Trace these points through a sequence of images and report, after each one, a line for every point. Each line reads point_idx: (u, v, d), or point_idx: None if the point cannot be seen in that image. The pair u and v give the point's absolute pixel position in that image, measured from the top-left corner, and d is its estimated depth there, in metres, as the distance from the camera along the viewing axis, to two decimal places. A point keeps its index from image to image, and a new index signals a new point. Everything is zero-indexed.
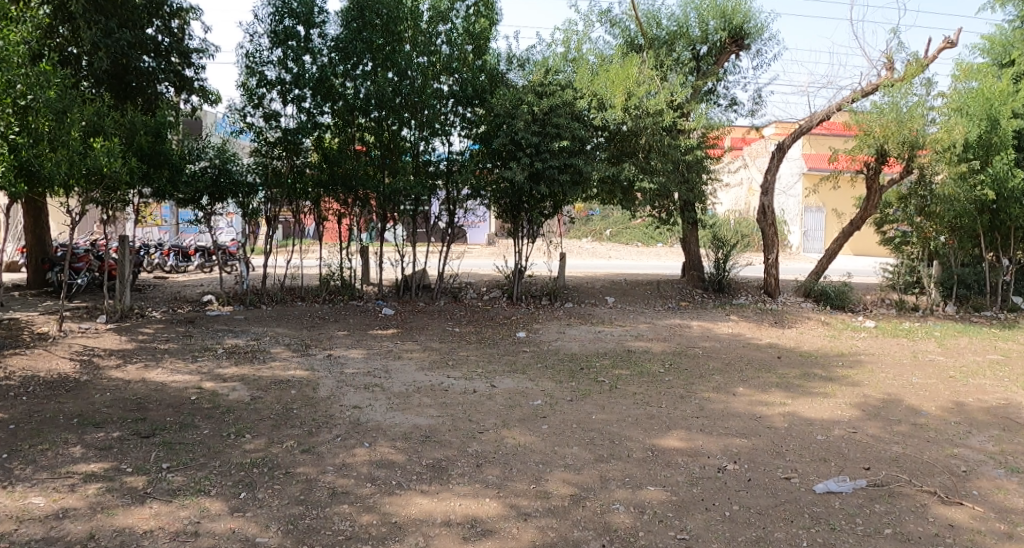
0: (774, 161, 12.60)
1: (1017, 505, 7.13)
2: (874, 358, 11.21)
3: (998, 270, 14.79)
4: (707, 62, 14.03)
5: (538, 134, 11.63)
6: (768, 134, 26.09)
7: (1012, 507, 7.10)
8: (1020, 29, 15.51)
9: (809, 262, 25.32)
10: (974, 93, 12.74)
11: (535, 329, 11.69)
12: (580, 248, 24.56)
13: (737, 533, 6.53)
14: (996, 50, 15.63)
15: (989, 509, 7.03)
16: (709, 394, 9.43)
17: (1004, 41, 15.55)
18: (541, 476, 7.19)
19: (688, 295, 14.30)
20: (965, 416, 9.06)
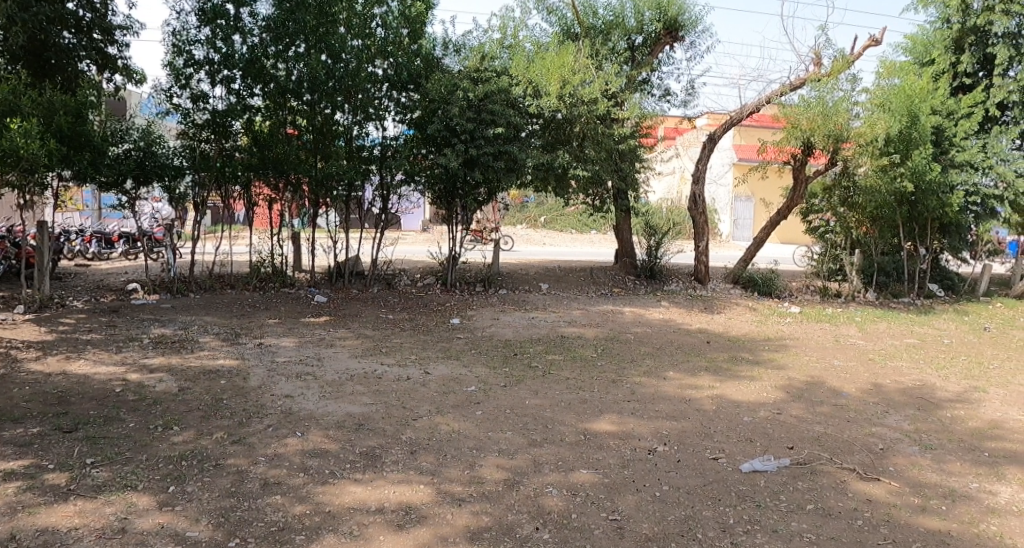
0: (705, 153, 12.76)
1: (929, 480, 7.39)
2: (799, 343, 11.61)
3: (915, 259, 15.32)
4: (643, 53, 14.26)
5: (473, 120, 11.72)
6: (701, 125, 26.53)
7: (924, 482, 7.36)
8: (940, 29, 16.27)
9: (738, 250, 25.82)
10: (896, 90, 13.15)
11: (469, 316, 11.65)
12: (514, 234, 24.61)
13: (667, 513, 6.61)
14: (918, 50, 16.36)
15: (905, 484, 7.27)
16: (640, 378, 9.59)
17: (924, 42, 16.30)
18: (474, 462, 7.17)
19: (621, 282, 14.45)
20: (883, 398, 9.56)
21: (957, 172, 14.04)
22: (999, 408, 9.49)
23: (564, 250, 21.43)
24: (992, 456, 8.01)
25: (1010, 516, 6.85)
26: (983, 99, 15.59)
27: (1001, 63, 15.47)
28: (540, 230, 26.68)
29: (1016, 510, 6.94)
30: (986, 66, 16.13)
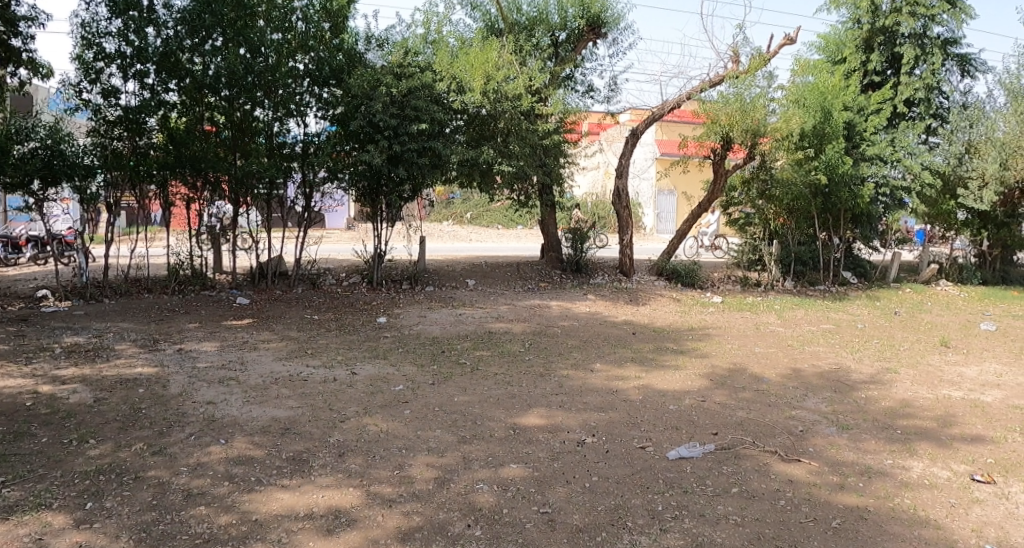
0: (628, 148, 12.96)
1: (846, 459, 7.69)
2: (721, 331, 11.92)
3: (830, 248, 15.87)
4: (566, 48, 14.29)
5: (396, 116, 11.63)
6: (624, 120, 26.98)
7: (841, 460, 7.65)
8: (851, 30, 16.61)
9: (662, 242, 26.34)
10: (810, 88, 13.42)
11: (395, 314, 11.58)
12: (441, 230, 24.51)
13: (598, 503, 6.71)
14: (830, 48, 16.56)
15: (824, 464, 7.54)
16: (568, 371, 9.70)
17: (836, 41, 16.51)
18: (403, 462, 7.16)
19: (547, 276, 14.57)
20: (802, 382, 9.91)
21: (868, 165, 14.66)
22: (909, 388, 9.94)
23: (491, 245, 21.49)
24: (903, 434, 8.39)
25: (922, 489, 7.18)
26: (891, 96, 16.24)
27: (907, 62, 16.15)
28: (467, 225, 26.69)
29: (927, 483, 7.27)
30: (893, 65, 16.80)
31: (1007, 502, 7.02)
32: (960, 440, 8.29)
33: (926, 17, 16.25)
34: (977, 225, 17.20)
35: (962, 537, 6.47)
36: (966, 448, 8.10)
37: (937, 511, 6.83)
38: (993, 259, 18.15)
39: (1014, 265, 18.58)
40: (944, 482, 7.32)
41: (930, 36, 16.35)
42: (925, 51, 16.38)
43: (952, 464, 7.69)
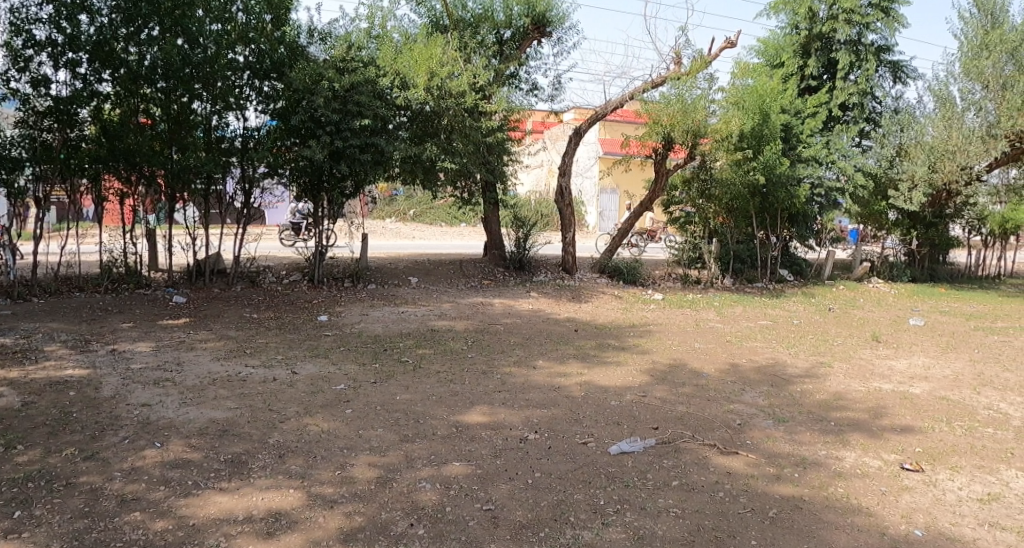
0: (571, 146, 13.02)
1: (783, 451, 7.90)
2: (661, 328, 12.11)
3: (767, 247, 16.24)
4: (510, 47, 14.25)
5: (339, 111, 11.51)
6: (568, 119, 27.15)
7: (778, 452, 7.85)
8: (788, 35, 17.23)
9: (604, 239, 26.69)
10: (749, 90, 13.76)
11: (337, 312, 11.47)
12: (384, 227, 24.33)
13: (540, 499, 6.76)
14: (769, 52, 17.24)
15: (761, 456, 7.73)
16: (510, 369, 9.75)
17: (775, 45, 17.19)
18: (345, 462, 7.11)
19: (491, 274, 14.58)
20: (740, 376, 10.13)
21: (804, 166, 15.11)
22: (842, 381, 10.25)
23: (434, 243, 21.43)
24: (836, 425, 8.65)
25: (854, 478, 7.41)
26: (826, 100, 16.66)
27: (843, 68, 16.56)
28: (410, 223, 26.60)
29: (859, 473, 7.51)
30: (830, 70, 17.21)
31: (935, 489, 7.29)
32: (891, 431, 8.57)
33: (860, 24, 16.69)
34: (908, 225, 17.88)
35: (892, 523, 6.68)
36: (896, 438, 8.38)
37: (868, 498, 7.04)
38: (922, 258, 18.82)
39: (941, 263, 19.35)
40: (875, 471, 7.57)
41: (864, 43, 16.77)
42: (860, 57, 16.82)
43: (883, 454, 7.96)
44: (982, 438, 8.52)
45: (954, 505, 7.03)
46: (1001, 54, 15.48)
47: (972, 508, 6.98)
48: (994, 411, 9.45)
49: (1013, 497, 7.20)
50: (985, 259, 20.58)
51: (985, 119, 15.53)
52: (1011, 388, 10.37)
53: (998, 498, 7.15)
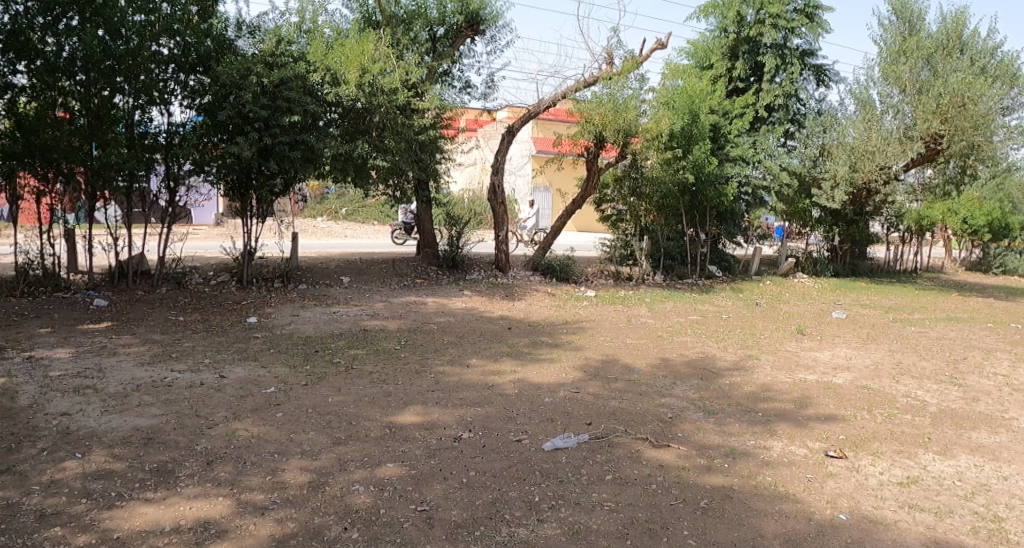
0: (504, 144, 12.99)
1: (712, 442, 8.08)
2: (594, 324, 12.25)
3: (696, 243, 16.66)
4: (444, 44, 14.20)
5: (267, 107, 11.29)
6: (501, 117, 27.15)
7: (708, 444, 8.03)
8: (718, 38, 17.50)
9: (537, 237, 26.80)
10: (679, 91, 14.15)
11: (266, 313, 11.26)
12: (315, 226, 23.96)
13: (475, 497, 6.77)
14: (699, 54, 17.41)
15: (691, 448, 7.90)
16: (443, 367, 9.73)
17: (705, 48, 17.39)
18: (276, 467, 7.00)
19: (424, 272, 14.50)
20: (670, 371, 10.33)
21: (732, 165, 15.63)
22: (769, 373, 10.54)
23: (366, 241, 21.18)
24: (764, 416, 8.90)
25: (782, 467, 7.63)
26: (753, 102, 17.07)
27: (769, 70, 17.02)
28: (342, 221, 26.27)
29: (786, 462, 7.73)
30: (756, 73, 17.67)
31: (858, 475, 7.56)
32: (815, 420, 8.86)
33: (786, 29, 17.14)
34: (830, 222, 18.53)
35: (818, 509, 6.89)
36: (821, 426, 8.67)
37: (795, 486, 7.26)
38: (844, 253, 19.52)
39: (861, 258, 20.10)
40: (801, 460, 7.81)
41: (789, 47, 17.21)
42: (785, 60, 17.26)
43: (808, 442, 8.22)
44: (901, 424, 8.87)
45: (876, 489, 7.30)
46: (918, 60, 16.13)
47: (893, 491, 7.26)
48: (912, 398, 9.85)
49: (930, 480, 7.52)
50: (903, 254, 21.41)
51: (902, 121, 16.08)
52: (927, 376, 10.83)
53: (916, 481, 7.45)
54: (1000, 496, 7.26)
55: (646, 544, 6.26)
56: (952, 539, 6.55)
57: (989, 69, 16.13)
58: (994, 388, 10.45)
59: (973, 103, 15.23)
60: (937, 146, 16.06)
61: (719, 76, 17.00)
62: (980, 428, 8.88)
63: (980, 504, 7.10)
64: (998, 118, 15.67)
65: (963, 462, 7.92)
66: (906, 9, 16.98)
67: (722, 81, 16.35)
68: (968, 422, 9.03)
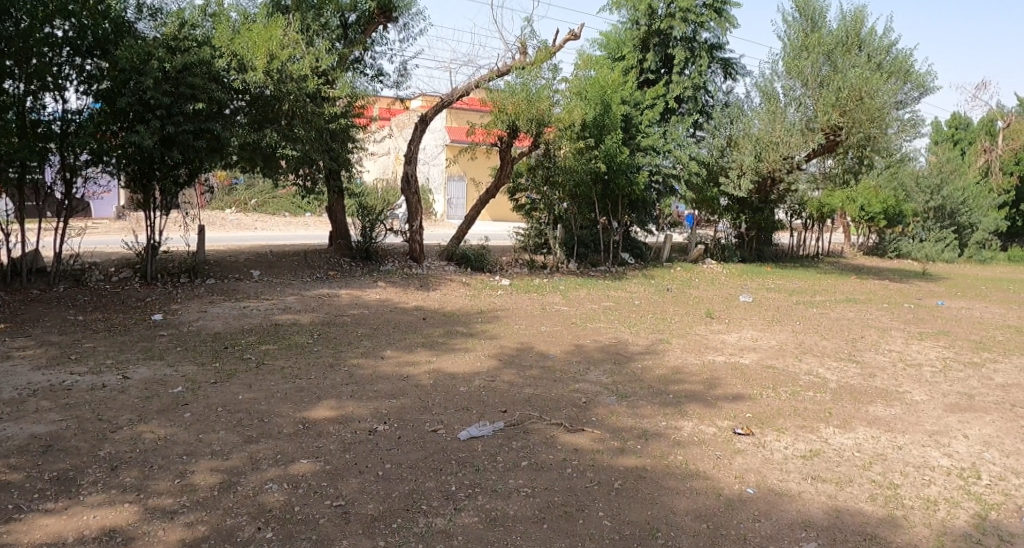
0: (418, 133, 12.88)
1: (625, 425, 8.28)
2: (509, 313, 12.35)
3: (609, 232, 16.95)
4: (356, 30, 14.03)
5: (170, 94, 10.90)
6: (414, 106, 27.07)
7: (621, 427, 8.22)
8: (628, 30, 17.76)
9: (452, 228, 26.76)
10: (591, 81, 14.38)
11: (172, 310, 10.92)
12: (223, 218, 23.26)
13: (391, 490, 6.76)
14: (611, 46, 17.69)
15: (605, 431, 8.08)
16: (357, 360, 9.67)
17: (617, 40, 17.64)
18: (185, 470, 6.84)
19: (336, 264, 14.30)
20: (584, 356, 10.52)
21: (643, 155, 16.00)
22: (680, 356, 10.86)
23: (277, 233, 20.70)
24: (674, 398, 9.17)
25: (692, 446, 7.88)
26: (663, 93, 17.44)
27: (678, 62, 17.43)
28: (252, 213, 25.61)
29: (696, 441, 7.99)
30: (666, 65, 18.09)
31: (764, 450, 7.87)
32: (723, 400, 9.18)
33: (696, 23, 17.55)
34: (737, 210, 19.16)
35: (727, 484, 7.14)
36: (728, 406, 8.99)
37: (705, 464, 7.51)
38: (750, 240, 20.25)
39: (767, 244, 20.88)
40: (711, 438, 8.09)
41: (698, 41, 17.64)
42: (694, 54, 17.71)
43: (717, 421, 8.52)
44: (803, 401, 9.28)
45: (781, 463, 7.62)
46: (819, 55, 16.67)
47: (797, 464, 7.59)
48: (814, 376, 10.32)
49: (831, 452, 7.90)
50: (805, 240, 22.32)
51: (804, 114, 16.68)
52: (828, 354, 11.36)
53: (818, 454, 7.81)
54: (895, 465, 7.68)
55: (562, 527, 6.38)
56: (851, 507, 6.88)
57: (884, 66, 16.65)
58: (889, 363, 11.05)
59: (870, 98, 15.82)
60: (836, 137, 16.67)
61: (629, 67, 17.32)
62: (877, 401, 9.37)
63: (877, 473, 7.49)
64: (893, 112, 16.33)
65: (861, 435, 8.34)
66: (808, 7, 17.46)
67: (632, 73, 16.76)
68: (865, 397, 9.51)
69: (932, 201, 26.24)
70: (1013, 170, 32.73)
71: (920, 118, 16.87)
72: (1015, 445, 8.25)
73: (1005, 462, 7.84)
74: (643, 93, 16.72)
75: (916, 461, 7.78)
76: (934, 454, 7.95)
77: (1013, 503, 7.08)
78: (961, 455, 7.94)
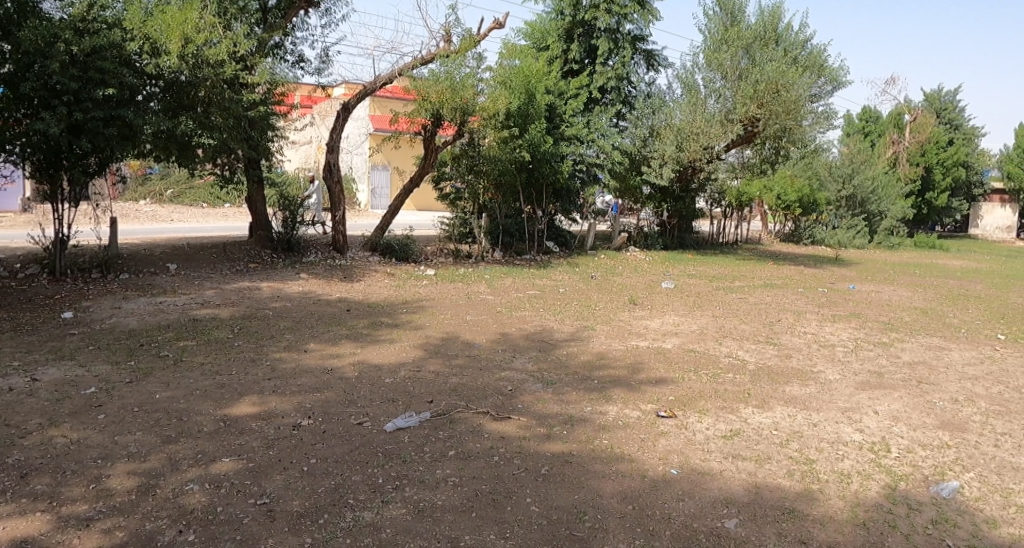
0: (340, 121, 12.68)
1: (551, 411, 8.38)
2: (434, 303, 12.31)
3: (534, 221, 17.06)
4: (275, 15, 13.76)
5: (78, 79, 10.37)
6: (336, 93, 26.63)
7: (547, 413, 8.31)
8: (553, 20, 17.85)
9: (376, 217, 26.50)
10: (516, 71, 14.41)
11: (83, 307, 10.50)
12: (137, 209, 22.44)
13: (317, 485, 6.67)
14: (536, 35, 17.75)
15: (532, 418, 8.15)
16: (280, 354, 9.49)
17: (541, 29, 17.73)
18: (100, 474, 6.61)
19: (257, 256, 13.98)
20: (510, 344, 10.59)
21: (567, 144, 16.15)
22: (604, 342, 11.03)
23: (194, 225, 20.10)
24: (599, 383, 9.31)
25: (617, 430, 8.02)
26: (588, 84, 17.59)
27: (602, 53, 17.60)
28: (168, 204, 24.83)
29: (621, 424, 8.15)
30: (590, 56, 18.17)
31: (687, 432, 8.08)
32: (647, 384, 9.37)
33: (619, 15, 17.73)
34: (659, 199, 19.53)
35: (651, 466, 7.31)
36: (652, 389, 9.19)
37: (630, 447, 7.66)
38: (673, 228, 20.68)
39: (689, 232, 21.37)
40: (635, 422, 8.25)
41: (621, 32, 17.85)
42: (618, 45, 17.90)
43: (641, 405, 8.69)
44: (724, 383, 9.55)
45: (703, 443, 7.83)
46: (738, 49, 17.07)
47: (718, 444, 7.81)
48: (733, 358, 10.63)
49: (751, 431, 8.16)
50: (724, 227, 22.92)
51: (723, 105, 17.05)
52: (746, 338, 11.70)
53: (738, 434, 8.06)
54: (811, 441, 7.99)
55: (490, 515, 6.42)
56: (770, 483, 7.13)
57: (799, 60, 17.16)
58: (804, 345, 11.46)
59: (786, 91, 16.29)
60: (754, 128, 17.20)
61: (553, 56, 17.48)
62: (793, 381, 9.72)
63: (794, 450, 7.78)
64: (807, 104, 16.86)
65: (778, 414, 8.64)
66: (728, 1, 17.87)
67: (557, 64, 16.87)
68: (782, 378, 9.85)
69: (844, 190, 27.24)
70: (919, 160, 34.24)
71: (833, 110, 17.46)
72: (921, 419, 8.67)
73: (912, 435, 8.23)
74: (568, 83, 16.86)
75: (830, 437, 8.10)
76: (846, 429, 8.30)
77: (920, 473, 7.45)
78: (872, 430, 8.31)
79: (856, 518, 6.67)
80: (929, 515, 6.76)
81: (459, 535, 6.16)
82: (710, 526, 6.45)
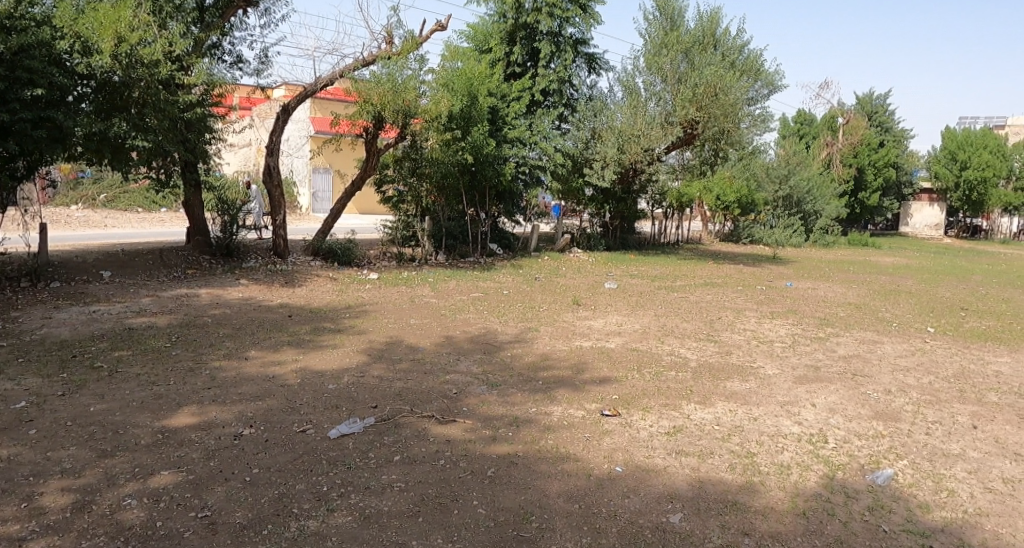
0: (279, 123, 12.47)
1: (496, 413, 8.39)
2: (377, 307, 12.21)
3: (477, 223, 17.07)
4: (212, 14, 13.48)
5: (4, 78, 9.94)
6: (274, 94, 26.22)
7: (492, 415, 8.32)
8: (495, 22, 17.86)
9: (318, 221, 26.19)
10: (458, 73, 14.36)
11: (11, 317, 10.13)
12: (68, 215, 21.72)
13: (260, 495, 6.56)
14: (478, 38, 17.50)
15: (477, 421, 8.15)
16: (220, 362, 9.30)
17: (484, 31, 17.72)
18: (32, 492, 6.39)
19: (195, 261, 13.68)
20: (454, 347, 10.57)
21: (510, 146, 16.20)
22: (548, 343, 11.08)
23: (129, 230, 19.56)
24: (544, 384, 9.35)
25: (562, 430, 8.07)
26: (530, 86, 17.66)
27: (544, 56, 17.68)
28: (101, 209, 24.08)
29: (566, 424, 8.20)
30: (532, 59, 18.25)
31: (631, 429, 8.18)
32: (591, 383, 9.45)
33: (561, 18, 17.83)
34: (601, 200, 19.73)
35: (597, 464, 7.38)
36: (596, 389, 9.27)
37: (575, 446, 7.72)
38: (615, 229, 20.90)
39: (630, 232, 21.64)
40: (580, 421, 8.31)
41: (564, 35, 17.96)
42: (560, 48, 17.99)
43: (585, 405, 8.77)
44: (666, 381, 9.69)
45: (647, 441, 7.93)
46: (677, 53, 17.33)
47: (661, 441, 7.93)
48: (675, 356, 10.79)
49: (693, 427, 8.29)
50: (666, 228, 23.24)
51: (663, 107, 17.30)
52: (688, 336, 11.89)
53: (680, 430, 8.19)
54: (751, 435, 8.16)
55: (437, 519, 6.40)
56: (712, 477, 7.26)
57: (736, 64, 17.50)
58: (744, 342, 11.70)
59: (724, 94, 16.62)
60: (693, 131, 17.49)
61: (496, 59, 17.48)
62: (733, 377, 9.91)
63: (735, 444, 7.94)
64: (744, 107, 17.22)
65: (719, 409, 8.80)
66: (668, 6, 18.13)
67: (499, 66, 16.89)
68: (723, 374, 10.04)
69: (781, 190, 27.87)
70: (852, 161, 35.22)
71: (769, 113, 17.86)
72: (856, 410, 8.93)
73: (848, 426, 8.47)
74: (510, 85, 16.89)
75: (770, 430, 8.29)
76: (785, 423, 8.50)
77: (856, 462, 7.68)
78: (809, 423, 8.53)
79: (796, 508, 6.84)
80: (865, 502, 6.97)
81: (406, 540, 6.13)
82: (655, 521, 6.54)
